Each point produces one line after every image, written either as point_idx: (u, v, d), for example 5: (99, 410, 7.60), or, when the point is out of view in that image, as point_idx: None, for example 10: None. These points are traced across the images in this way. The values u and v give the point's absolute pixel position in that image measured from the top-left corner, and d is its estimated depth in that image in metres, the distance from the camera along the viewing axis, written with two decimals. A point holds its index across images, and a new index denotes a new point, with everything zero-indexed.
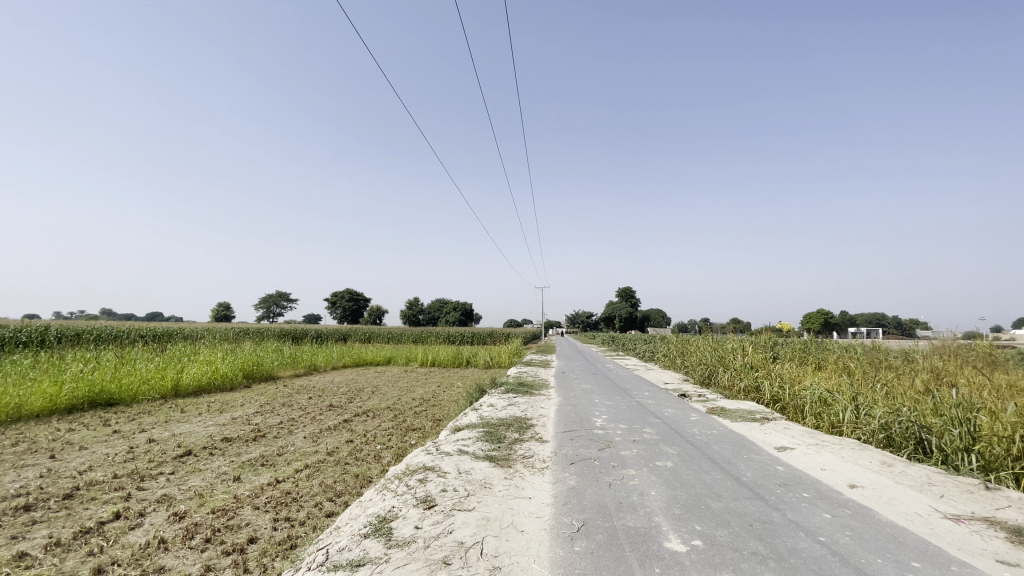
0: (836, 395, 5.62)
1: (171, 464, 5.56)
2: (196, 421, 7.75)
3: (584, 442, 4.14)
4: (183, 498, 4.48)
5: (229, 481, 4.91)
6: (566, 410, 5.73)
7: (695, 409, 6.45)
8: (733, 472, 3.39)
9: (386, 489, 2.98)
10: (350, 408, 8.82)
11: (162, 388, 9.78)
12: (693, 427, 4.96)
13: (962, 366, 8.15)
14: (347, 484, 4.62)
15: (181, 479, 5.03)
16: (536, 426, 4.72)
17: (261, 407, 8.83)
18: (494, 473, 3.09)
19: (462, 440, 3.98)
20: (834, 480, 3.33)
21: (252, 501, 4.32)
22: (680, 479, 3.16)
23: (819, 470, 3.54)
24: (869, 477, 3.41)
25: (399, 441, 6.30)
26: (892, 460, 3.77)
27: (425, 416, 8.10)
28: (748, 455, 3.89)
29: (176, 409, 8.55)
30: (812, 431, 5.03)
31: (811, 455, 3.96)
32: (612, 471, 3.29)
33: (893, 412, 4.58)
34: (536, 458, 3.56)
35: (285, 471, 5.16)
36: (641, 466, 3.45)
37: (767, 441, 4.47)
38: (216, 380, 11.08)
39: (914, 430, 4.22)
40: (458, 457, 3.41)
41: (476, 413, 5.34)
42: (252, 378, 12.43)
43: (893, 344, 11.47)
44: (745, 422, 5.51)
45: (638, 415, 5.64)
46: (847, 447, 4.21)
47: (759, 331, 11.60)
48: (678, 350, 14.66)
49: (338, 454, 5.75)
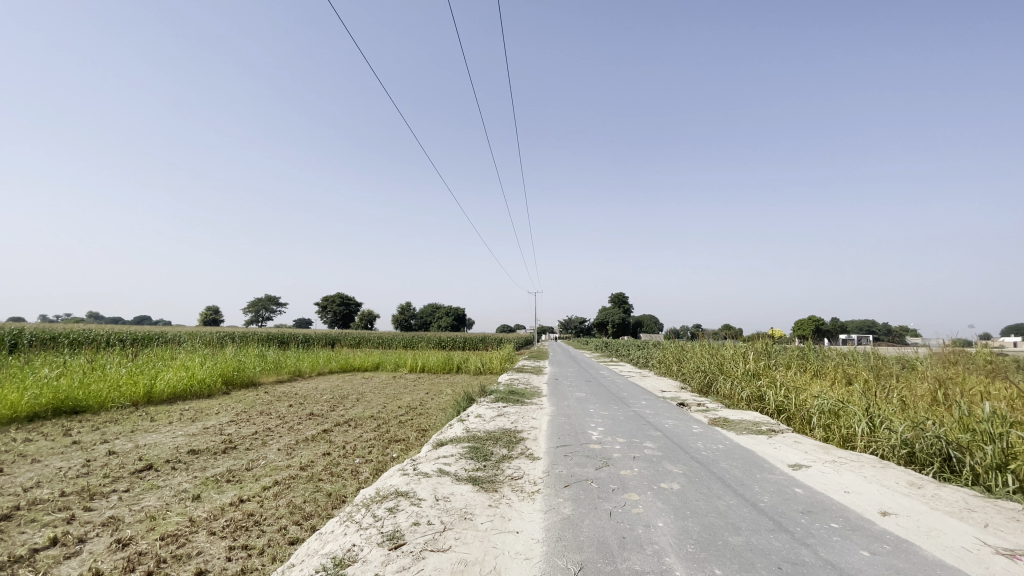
0: (847, 406, 5.26)
1: (127, 480, 5.07)
2: (165, 431, 7.25)
3: (580, 459, 3.72)
4: (132, 522, 4.02)
5: (187, 500, 4.44)
6: (560, 422, 5.33)
7: (696, 421, 6.06)
8: (748, 495, 3.01)
9: (349, 522, 2.54)
10: (332, 417, 8.36)
11: (133, 395, 9.25)
12: (697, 441, 4.55)
13: (968, 375, 7.82)
14: (317, 504, 4.18)
15: (134, 498, 4.55)
16: (527, 441, 4.31)
17: (237, 416, 8.35)
18: (477, 500, 2.66)
19: (443, 458, 3.55)
20: (861, 505, 2.95)
21: (210, 524, 3.88)
22: (690, 506, 2.76)
23: (842, 493, 3.16)
24: (900, 502, 3.03)
25: (379, 455, 5.85)
26: (922, 481, 3.40)
27: (410, 426, 7.67)
28: (761, 475, 3.50)
29: (145, 418, 8.04)
30: (825, 445, 4.65)
31: (831, 474, 3.58)
32: (611, 496, 2.88)
33: (915, 426, 4.20)
34: (525, 479, 3.14)
35: (252, 489, 4.70)
36: (644, 489, 3.04)
37: (778, 458, 4.08)
38: (192, 387, 10.56)
39: (940, 445, 3.84)
40: (436, 480, 2.97)
41: (461, 426, 4.92)
42: (231, 385, 11.91)
43: (888, 348, 11.23)
44: (752, 435, 5.12)
45: (636, 427, 5.25)
46: (868, 465, 3.83)
47: (755, 337, 11.30)
48: (672, 356, 14.31)
49: (312, 469, 5.29)
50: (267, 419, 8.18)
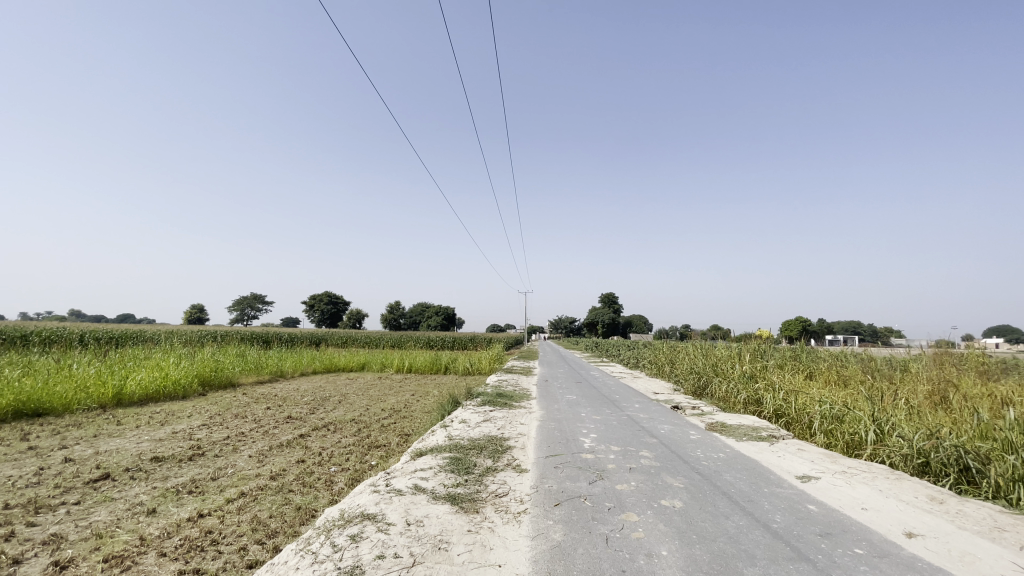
0: (852, 411, 4.99)
1: (79, 491, 4.66)
2: (130, 435, 6.80)
3: (571, 472, 3.39)
4: (76, 540, 3.62)
5: (141, 515, 4.05)
6: (549, 428, 4.99)
7: (693, 426, 5.76)
8: (758, 514, 2.70)
9: (305, 552, 2.18)
10: (311, 421, 7.94)
11: (101, 397, 8.78)
12: (696, 450, 4.24)
13: (965, 377, 7.60)
14: (284, 520, 3.82)
15: (83, 513, 4.14)
16: (515, 450, 3.97)
17: (210, 420, 7.91)
18: (453, 525, 2.32)
19: (420, 472, 3.20)
20: (883, 525, 2.66)
21: (162, 544, 3.50)
22: (695, 529, 2.44)
23: (860, 510, 2.86)
24: (925, 521, 2.73)
25: (357, 462, 5.49)
26: (943, 496, 3.11)
27: (392, 430, 7.30)
28: (769, 489, 3.19)
29: (111, 422, 7.58)
30: (831, 453, 4.37)
31: (844, 488, 3.28)
32: (607, 517, 2.55)
33: (931, 434, 3.91)
34: (511, 497, 2.80)
35: (214, 501, 4.32)
36: (644, 508, 2.71)
37: (784, 468, 3.78)
38: (166, 388, 10.10)
39: (959, 456, 3.56)
40: (410, 500, 2.63)
41: (443, 433, 4.57)
42: (208, 386, 11.45)
43: (880, 348, 11.09)
44: (752, 442, 4.84)
45: (631, 434, 4.92)
46: (882, 477, 3.55)
47: (748, 337, 11.10)
48: (664, 357, 14.03)
49: (283, 478, 4.92)
50: (241, 423, 7.75)
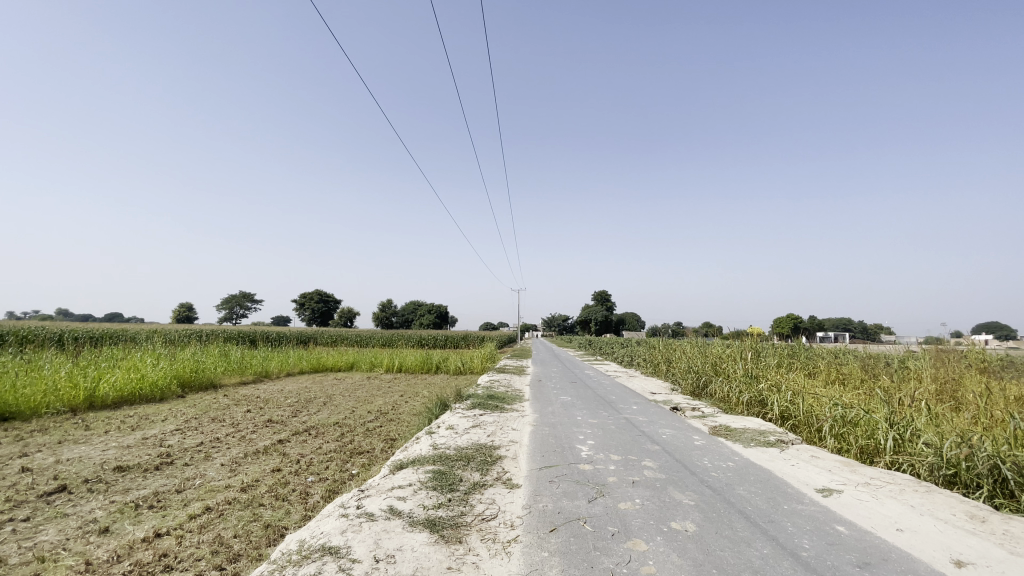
0: (866, 413, 4.68)
1: (29, 506, 4.23)
2: (98, 442, 6.36)
3: (568, 487, 3.04)
4: (15, 564, 3.21)
5: (92, 535, 3.65)
6: (543, 434, 4.63)
7: (696, 429, 5.43)
8: (783, 540, 2.35)
9: None
10: (292, 425, 7.54)
11: (71, 399, 8.31)
12: (703, 459, 3.90)
13: (966, 374, 7.36)
14: (249, 540, 3.44)
15: (28, 533, 3.71)
16: (506, 462, 3.60)
17: (185, 424, 7.47)
18: (431, 561, 1.96)
19: (397, 490, 2.82)
20: (926, 551, 2.31)
21: (110, 570, 3.10)
22: (714, 561, 2.10)
23: (895, 532, 2.52)
24: (972, 545, 2.38)
25: (337, 471, 5.11)
26: (983, 513, 2.78)
27: (378, 434, 6.92)
28: (790, 507, 2.84)
29: (80, 427, 7.12)
30: (848, 461, 4.05)
31: (870, 504, 2.94)
32: (611, 546, 2.20)
33: (961, 441, 3.58)
34: (500, 521, 2.44)
35: (176, 518, 3.93)
36: (652, 534, 2.35)
37: (801, 480, 3.45)
38: (142, 389, 9.63)
39: (993, 467, 3.24)
40: (381, 527, 2.25)
41: (427, 441, 4.17)
42: (188, 387, 11.00)
43: (875, 344, 10.87)
44: (761, 448, 4.50)
45: (630, 439, 4.57)
46: (911, 490, 3.22)
47: (743, 333, 10.81)
48: (659, 355, 13.73)
49: (254, 490, 4.51)
50: (218, 428, 7.32)
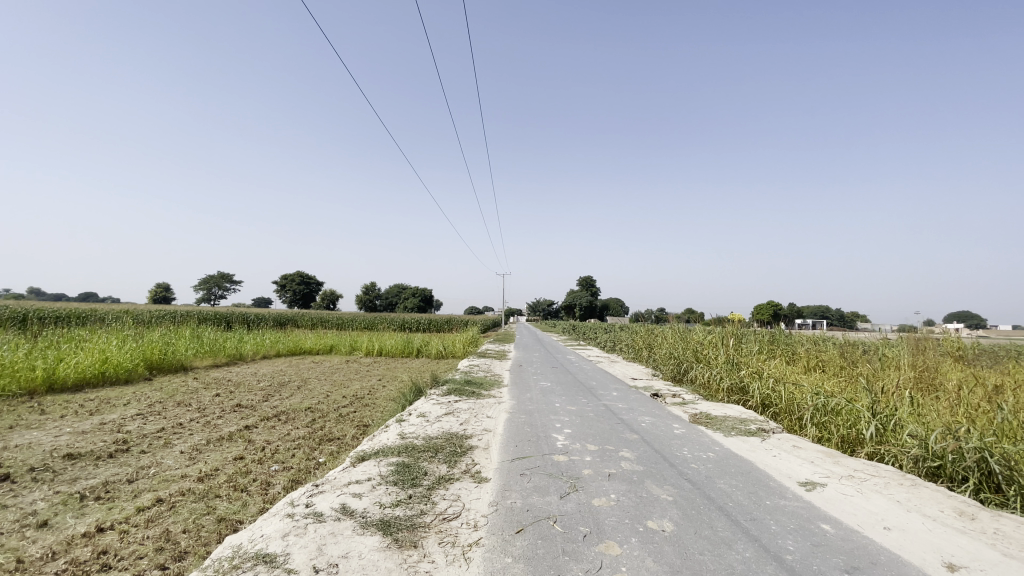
0: (848, 402, 4.58)
1: None
2: (51, 427, 6.02)
3: (540, 481, 2.85)
4: None
5: (28, 530, 3.38)
6: (518, 423, 4.44)
7: (676, 417, 5.30)
8: (766, 541, 2.19)
9: None
10: (261, 410, 7.25)
11: (27, 382, 7.89)
12: (683, 450, 3.74)
13: (943, 362, 7.37)
14: (199, 536, 3.21)
15: None
16: (477, 453, 3.40)
17: (147, 409, 7.14)
18: (378, 571, 1.74)
19: (354, 486, 2.60)
20: (916, 552, 2.17)
21: (42, 569, 2.84)
22: (692, 567, 1.92)
23: (882, 531, 2.38)
24: (963, 546, 2.25)
25: (302, 460, 4.87)
26: (971, 510, 2.66)
27: (350, 420, 6.69)
28: (774, 503, 2.69)
29: (34, 412, 6.75)
30: (830, 452, 3.93)
31: (855, 499, 2.80)
32: (581, 550, 2.01)
33: (947, 433, 3.47)
34: (462, 521, 2.24)
35: (123, 511, 3.66)
36: (626, 535, 2.17)
37: (783, 472, 3.31)
38: (106, 371, 9.23)
39: (980, 460, 3.13)
40: (328, 530, 2.03)
41: (395, 430, 3.95)
42: (156, 369, 10.60)
43: (854, 331, 10.91)
44: (742, 437, 4.37)
45: (608, 428, 4.41)
46: (895, 484, 3.10)
47: (725, 320, 10.75)
48: (641, 341, 13.67)
49: (212, 480, 4.26)
50: (182, 413, 7.01)
